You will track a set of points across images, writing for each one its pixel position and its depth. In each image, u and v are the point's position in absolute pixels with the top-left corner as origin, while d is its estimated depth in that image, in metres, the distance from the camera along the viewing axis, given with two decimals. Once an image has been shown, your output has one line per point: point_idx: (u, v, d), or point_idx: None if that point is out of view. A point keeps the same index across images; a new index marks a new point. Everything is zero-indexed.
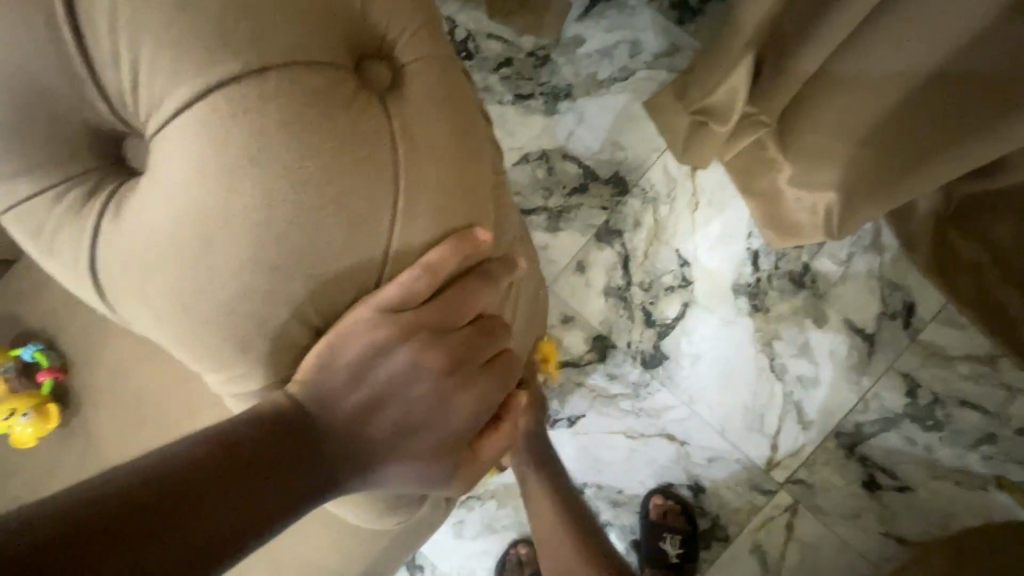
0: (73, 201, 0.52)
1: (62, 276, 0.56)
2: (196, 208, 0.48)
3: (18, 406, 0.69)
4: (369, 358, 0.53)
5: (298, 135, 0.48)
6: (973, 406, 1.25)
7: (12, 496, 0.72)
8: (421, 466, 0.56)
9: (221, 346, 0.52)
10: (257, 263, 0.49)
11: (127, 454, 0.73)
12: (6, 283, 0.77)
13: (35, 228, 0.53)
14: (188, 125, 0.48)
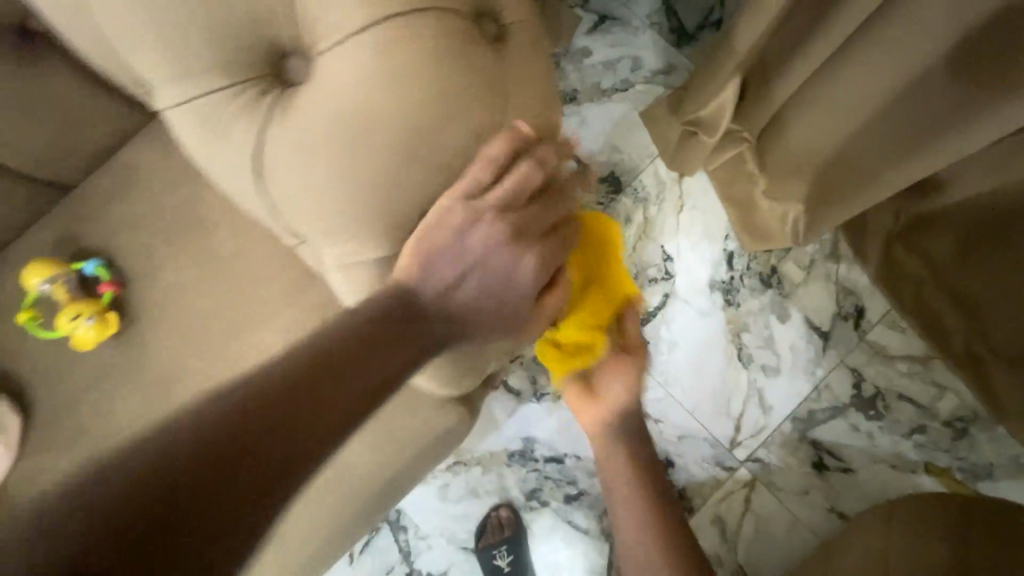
0: (244, 100, 0.63)
1: (220, 160, 0.66)
2: (334, 120, 0.59)
3: (85, 309, 0.75)
4: (451, 238, 0.63)
5: (444, 57, 0.59)
6: (909, 399, 1.43)
7: (65, 394, 0.79)
8: (493, 323, 0.66)
9: (337, 235, 0.64)
10: (396, 153, 0.59)
11: (169, 365, 0.79)
12: (68, 208, 0.84)
13: (197, 133, 0.65)
14: (361, 41, 0.58)
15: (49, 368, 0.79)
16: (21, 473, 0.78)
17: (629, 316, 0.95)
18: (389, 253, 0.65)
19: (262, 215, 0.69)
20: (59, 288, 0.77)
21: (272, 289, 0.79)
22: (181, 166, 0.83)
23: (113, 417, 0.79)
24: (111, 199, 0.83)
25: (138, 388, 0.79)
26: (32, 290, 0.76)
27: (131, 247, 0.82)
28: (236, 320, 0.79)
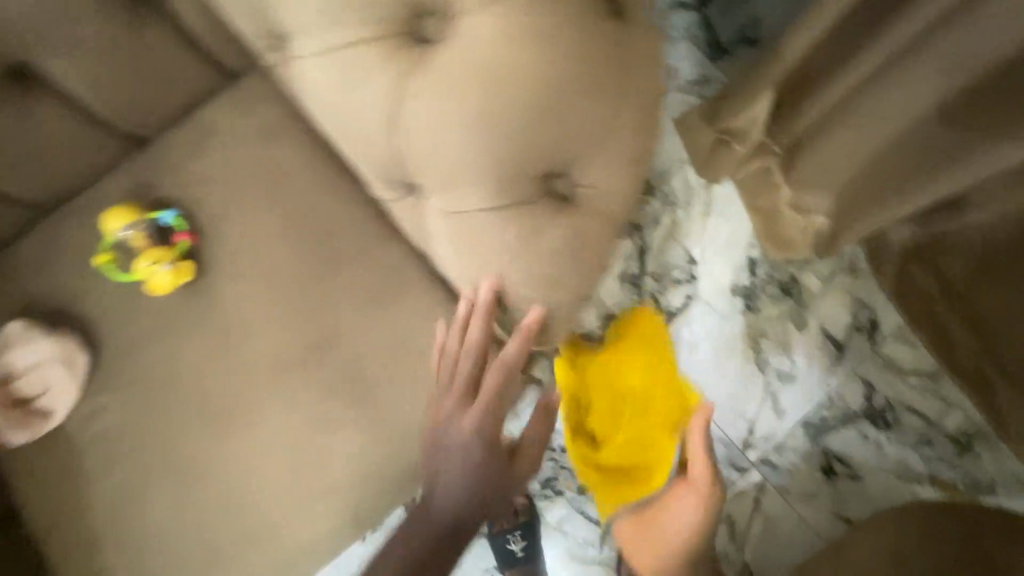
0: (354, 67, 0.53)
1: (347, 143, 0.61)
2: (497, 86, 0.49)
3: (164, 255, 0.79)
4: (441, 447, 0.72)
5: (584, 36, 0.49)
6: (917, 412, 1.47)
7: (130, 337, 0.81)
8: (493, 485, 0.73)
9: (480, 239, 0.56)
10: (532, 141, 0.50)
11: (230, 315, 0.81)
12: (146, 160, 0.87)
13: (319, 89, 0.56)
14: (495, 11, 0.48)
15: (117, 312, 0.82)
16: (85, 411, 0.79)
17: (690, 437, 0.95)
18: (504, 246, 0.55)
19: (382, 189, 0.63)
20: (138, 234, 0.80)
21: (342, 252, 0.82)
22: (259, 126, 0.86)
23: (176, 363, 0.81)
24: (190, 155, 0.87)
25: (203, 337, 0.81)
26: (113, 234, 0.80)
27: (205, 201, 0.85)
28: (305, 277, 0.81)
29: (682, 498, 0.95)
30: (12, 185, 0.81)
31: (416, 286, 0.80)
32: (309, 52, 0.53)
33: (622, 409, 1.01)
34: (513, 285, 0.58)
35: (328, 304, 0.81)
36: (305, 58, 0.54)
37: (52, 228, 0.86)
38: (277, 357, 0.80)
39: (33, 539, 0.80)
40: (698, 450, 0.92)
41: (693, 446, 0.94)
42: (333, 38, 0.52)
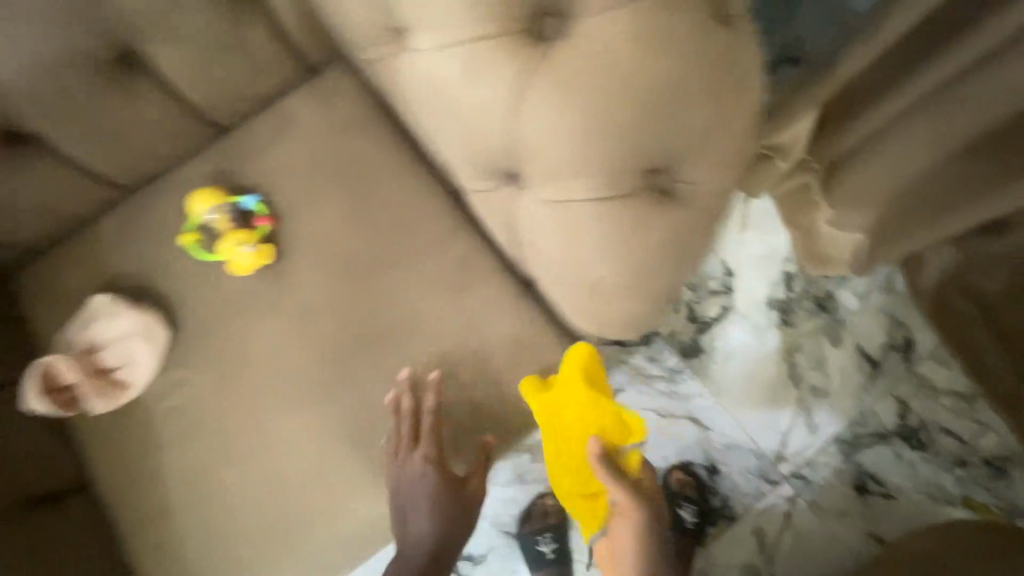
0: (470, 61, 0.55)
1: (449, 135, 0.64)
2: (614, 82, 0.51)
3: (248, 237, 0.82)
4: (396, 491, 0.77)
5: (700, 40, 0.51)
6: (951, 433, 1.47)
7: (211, 316, 0.85)
8: (446, 515, 0.77)
9: (579, 228, 0.58)
10: (643, 136, 0.52)
11: (309, 300, 0.85)
12: (228, 148, 0.91)
13: (432, 84, 0.59)
14: (617, 14, 0.51)
15: (198, 293, 0.85)
16: (161, 388, 0.82)
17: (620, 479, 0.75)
18: (603, 237, 0.57)
19: (477, 181, 0.66)
20: (221, 218, 0.83)
21: (416, 244, 0.85)
22: (339, 122, 0.90)
23: (254, 344, 0.84)
24: (270, 144, 0.90)
25: (281, 321, 0.85)
26: (197, 217, 0.83)
27: (285, 190, 0.89)
28: (379, 268, 0.85)
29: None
30: (101, 167, 0.84)
31: (486, 280, 0.84)
32: (430, 50, 0.57)
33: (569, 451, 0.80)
34: (607, 275, 0.59)
35: (401, 293, 0.84)
36: (424, 55, 0.58)
37: (134, 209, 0.89)
38: (351, 342, 0.84)
39: (104, 509, 0.82)
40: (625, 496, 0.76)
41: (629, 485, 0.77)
42: (454, 35, 0.55)
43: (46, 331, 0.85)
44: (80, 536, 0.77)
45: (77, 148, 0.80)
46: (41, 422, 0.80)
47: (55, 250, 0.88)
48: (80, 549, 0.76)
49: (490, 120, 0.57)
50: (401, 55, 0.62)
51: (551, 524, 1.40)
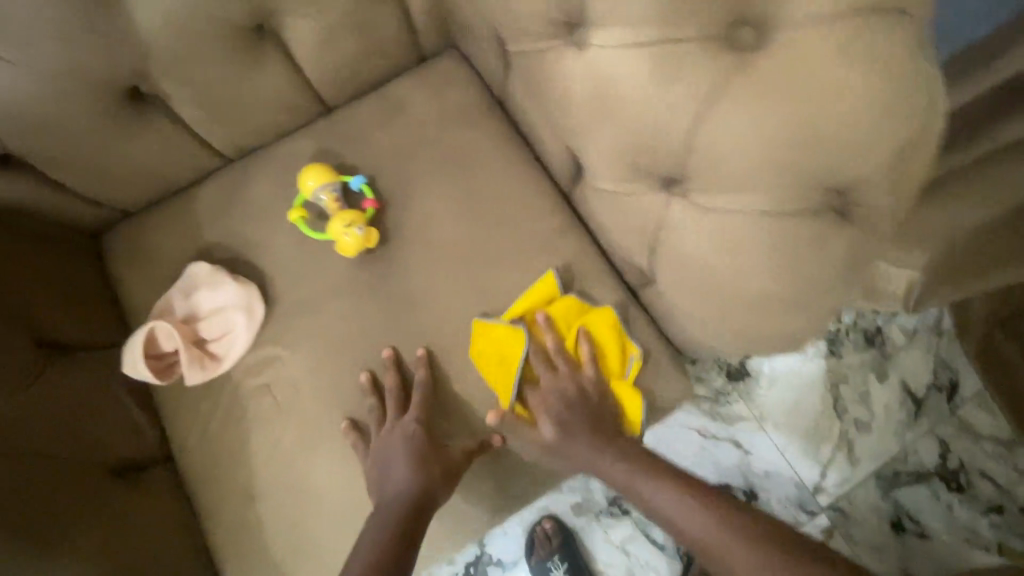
0: (660, 63, 0.53)
1: (606, 136, 0.62)
2: (819, 99, 0.50)
3: (357, 218, 0.79)
4: (376, 451, 0.75)
5: (906, 63, 0.50)
6: (991, 478, 1.45)
7: (307, 294, 0.82)
8: (422, 474, 0.72)
9: (742, 241, 0.57)
10: (840, 152, 0.51)
11: (409, 287, 0.83)
12: (335, 126, 0.89)
13: (608, 82, 0.57)
14: (828, 29, 0.50)
15: (295, 269, 0.83)
16: (253, 364, 0.79)
17: (536, 393, 0.79)
18: (768, 252, 0.57)
19: (623, 185, 0.65)
20: (332, 196, 0.81)
21: (524, 241, 0.84)
22: (451, 111, 0.89)
23: (349, 327, 0.81)
24: (378, 126, 0.89)
25: (378, 304, 0.82)
26: (309, 192, 0.81)
27: (390, 173, 0.87)
28: (483, 261, 0.84)
29: (641, 480, 0.74)
30: (212, 134, 0.81)
31: (591, 283, 0.83)
32: (617, 49, 0.55)
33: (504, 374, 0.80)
34: (765, 288, 0.59)
35: (507, 288, 0.83)
36: (608, 53, 0.56)
37: (234, 180, 0.87)
38: (451, 335, 0.82)
39: (184, 483, 0.79)
40: (567, 392, 0.78)
41: (559, 381, 0.79)
42: (649, 34, 0.53)
43: (135, 295, 0.83)
44: (164, 510, 0.74)
45: (189, 111, 0.76)
46: (127, 390, 0.77)
47: (148, 213, 0.86)
48: (164, 524, 0.73)
49: (670, 125, 0.55)
50: (573, 54, 0.60)
51: (558, 546, 1.24)
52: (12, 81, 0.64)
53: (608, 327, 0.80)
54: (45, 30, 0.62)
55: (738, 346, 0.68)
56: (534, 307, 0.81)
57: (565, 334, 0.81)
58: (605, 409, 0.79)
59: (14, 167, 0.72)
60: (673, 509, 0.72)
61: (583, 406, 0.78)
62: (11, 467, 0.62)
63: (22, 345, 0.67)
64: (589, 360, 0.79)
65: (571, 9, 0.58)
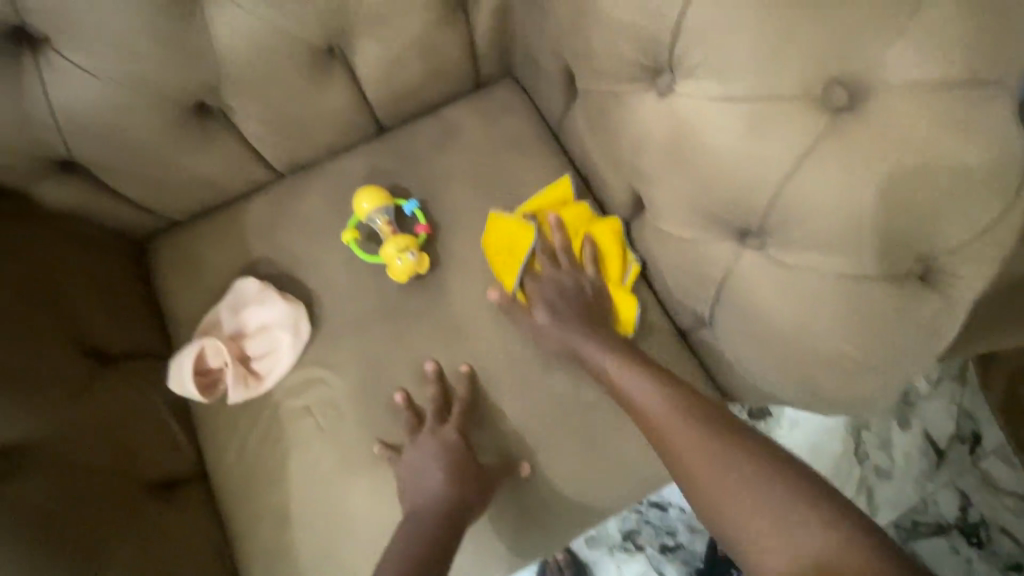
0: (750, 121, 0.53)
1: (681, 184, 0.61)
2: (915, 167, 0.50)
3: (411, 243, 0.78)
4: (411, 465, 0.73)
5: (1002, 138, 0.50)
6: (1011, 535, 1.22)
7: (352, 316, 0.81)
8: (457, 487, 0.70)
9: (822, 296, 0.56)
10: (927, 221, 0.51)
11: (456, 315, 0.81)
12: (389, 148, 0.89)
13: (692, 132, 0.57)
14: (927, 98, 0.49)
15: (342, 290, 0.82)
16: (294, 385, 0.78)
17: (535, 280, 0.79)
18: (848, 313, 0.56)
19: (693, 232, 0.64)
20: (386, 220, 0.81)
21: None
22: (505, 139, 0.88)
23: (393, 352, 0.80)
24: (432, 151, 0.88)
25: (424, 330, 0.81)
26: (363, 214, 0.80)
27: (442, 199, 0.86)
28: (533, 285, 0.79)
29: (630, 378, 0.69)
30: (269, 149, 0.80)
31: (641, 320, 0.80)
32: (706, 100, 0.55)
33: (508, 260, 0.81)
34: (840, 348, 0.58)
35: None
36: (694, 104, 0.56)
37: (284, 195, 0.86)
38: (496, 367, 0.80)
39: (213, 501, 0.77)
40: (565, 285, 0.78)
41: (560, 275, 0.79)
42: (742, 91, 0.53)
43: (177, 304, 0.82)
44: (194, 530, 0.71)
45: (253, 127, 0.76)
46: (166, 404, 0.76)
47: (196, 222, 0.85)
48: (191, 546, 0.70)
49: (755, 178, 0.55)
50: (657, 101, 0.61)
51: None
52: (90, 90, 0.62)
53: (612, 235, 0.79)
54: (130, 42, 0.60)
55: (799, 402, 0.67)
56: (547, 208, 0.83)
57: (572, 234, 0.81)
58: (600, 307, 0.78)
59: (70, 172, 0.70)
60: (658, 408, 0.66)
61: (577, 298, 0.78)
62: (46, 476, 0.59)
63: (72, 352, 0.67)
64: (590, 260, 0.79)
65: (663, 57, 0.57)
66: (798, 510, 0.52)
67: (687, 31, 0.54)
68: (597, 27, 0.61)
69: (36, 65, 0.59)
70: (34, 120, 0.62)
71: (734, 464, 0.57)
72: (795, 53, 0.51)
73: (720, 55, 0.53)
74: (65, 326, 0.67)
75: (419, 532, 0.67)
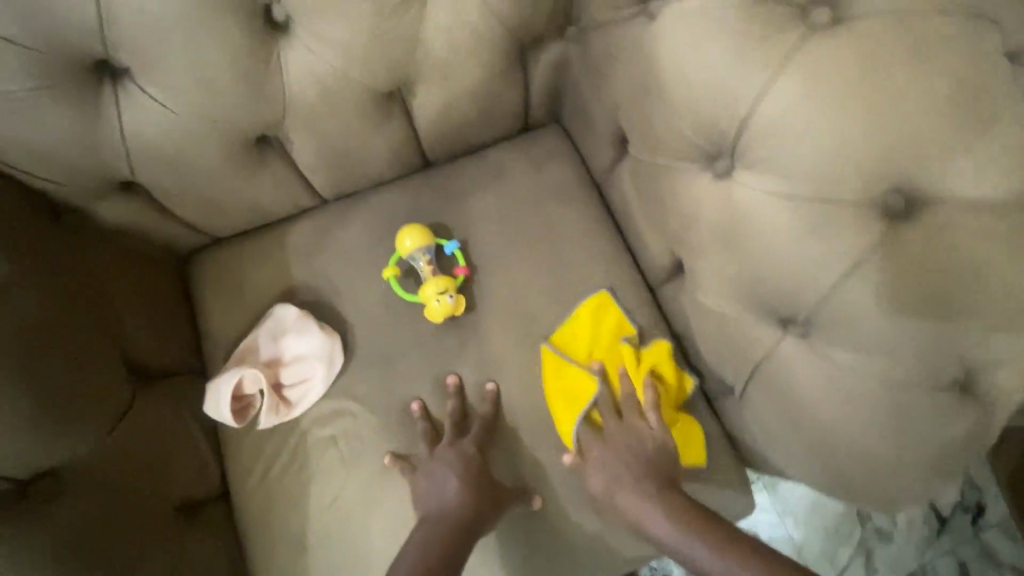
0: (807, 219, 0.54)
1: (728, 266, 0.63)
2: (976, 284, 0.50)
3: (449, 286, 0.80)
4: (427, 471, 0.75)
5: None
6: None
7: (384, 350, 0.82)
8: (472, 498, 0.72)
9: (862, 390, 0.57)
10: (979, 336, 0.51)
11: (486, 358, 0.82)
12: (433, 185, 0.90)
13: (751, 219, 0.58)
14: (992, 216, 0.49)
15: (376, 323, 0.83)
16: (323, 414, 0.79)
17: (598, 438, 0.76)
18: (886, 412, 0.56)
19: (737, 310, 0.65)
20: (427, 261, 0.82)
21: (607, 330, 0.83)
22: (547, 186, 0.89)
23: (421, 391, 0.81)
24: (476, 192, 0.89)
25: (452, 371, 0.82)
26: (405, 251, 0.82)
27: (481, 240, 0.87)
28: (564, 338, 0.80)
29: (695, 544, 0.64)
30: (319, 180, 0.81)
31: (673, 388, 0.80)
32: (768, 193, 0.56)
33: (573, 415, 0.78)
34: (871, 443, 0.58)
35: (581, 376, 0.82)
36: (755, 194, 0.57)
37: (327, 222, 0.88)
38: (523, 414, 0.81)
39: (233, 519, 0.78)
40: (629, 440, 0.74)
41: (626, 432, 0.75)
42: (802, 190, 0.54)
43: (214, 321, 0.83)
44: (218, 548, 0.73)
45: (306, 161, 0.77)
46: (198, 423, 0.77)
47: (240, 241, 0.87)
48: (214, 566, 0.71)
49: (808, 272, 0.56)
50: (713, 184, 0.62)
51: None
52: (161, 122, 0.63)
53: (669, 367, 0.79)
54: (206, 82, 0.61)
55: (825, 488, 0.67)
56: (600, 351, 0.82)
57: (631, 377, 0.79)
58: (671, 464, 0.73)
59: (129, 191, 0.71)
60: (719, 570, 0.61)
61: (645, 456, 0.73)
62: (102, 493, 0.62)
63: (117, 369, 0.68)
64: (651, 405, 0.75)
65: (725, 144, 0.58)
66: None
67: (757, 127, 0.54)
68: (662, 105, 0.62)
69: (114, 97, 0.61)
70: (104, 147, 0.63)
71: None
72: (866, 160, 0.51)
73: (784, 154, 0.54)
74: (114, 343, 0.69)
75: (434, 534, 0.68)
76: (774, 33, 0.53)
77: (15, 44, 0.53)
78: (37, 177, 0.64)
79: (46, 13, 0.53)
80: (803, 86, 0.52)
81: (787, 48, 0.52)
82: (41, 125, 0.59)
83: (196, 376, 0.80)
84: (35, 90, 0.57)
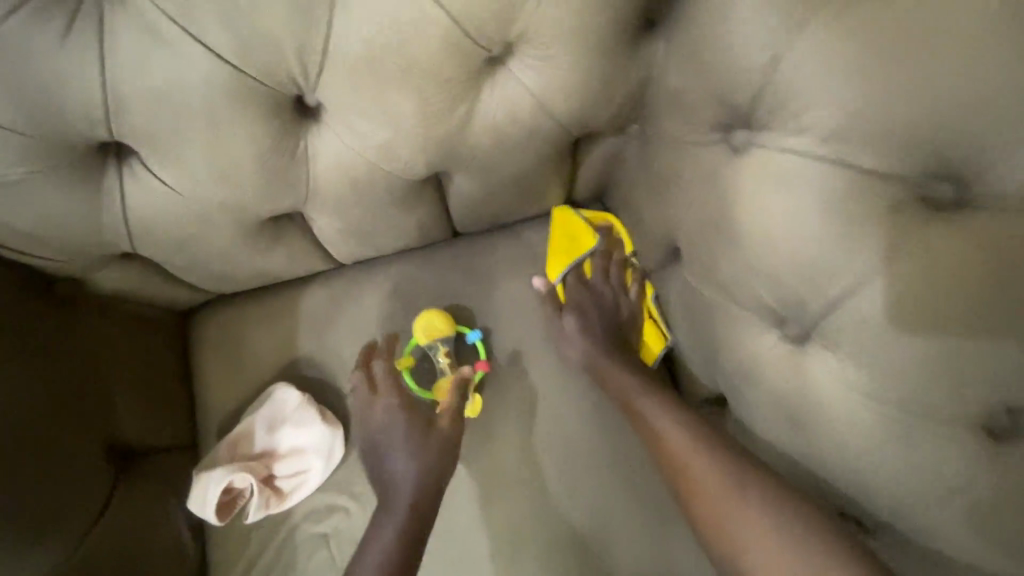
0: (903, 421, 0.48)
1: (791, 433, 0.55)
2: None
3: (466, 387, 0.72)
4: (372, 444, 0.70)
5: None
6: None
7: None
8: (414, 453, 0.68)
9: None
10: None
11: (497, 468, 0.72)
12: (457, 255, 0.80)
13: (827, 403, 0.51)
14: None
15: None
16: (316, 508, 0.73)
17: (579, 285, 0.74)
18: None
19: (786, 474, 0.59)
20: (444, 352, 0.75)
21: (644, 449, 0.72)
22: None
23: None
24: (505, 269, 0.80)
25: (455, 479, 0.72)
26: (422, 337, 0.75)
27: (505, 329, 0.78)
28: (585, 459, 0.72)
29: (676, 426, 0.64)
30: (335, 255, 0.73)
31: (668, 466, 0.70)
32: (851, 381, 0.49)
33: (561, 251, 0.75)
34: None
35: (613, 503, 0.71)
36: (832, 378, 0.50)
37: (340, 291, 0.80)
38: (536, 539, 0.70)
39: None
40: (601, 304, 0.73)
41: (605, 287, 0.74)
42: (897, 387, 0.47)
43: (211, 391, 0.77)
44: None
45: (324, 236, 0.70)
46: (184, 509, 0.71)
47: (244, 301, 0.80)
48: None
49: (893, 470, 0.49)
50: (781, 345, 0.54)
51: None
52: (168, 206, 0.57)
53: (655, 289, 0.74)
54: (223, 171, 0.54)
55: None
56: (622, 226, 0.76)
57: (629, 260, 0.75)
58: (627, 336, 0.73)
59: (128, 261, 0.66)
60: (702, 465, 0.60)
61: (610, 321, 0.73)
62: None
63: (99, 458, 0.63)
64: (637, 286, 0.74)
65: (805, 315, 0.51)
66: (786, 512, 0.55)
67: (845, 311, 0.48)
68: (735, 251, 0.53)
69: (120, 176, 0.55)
70: (106, 229, 0.58)
71: (746, 499, 0.57)
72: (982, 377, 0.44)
73: (880, 348, 0.46)
74: (84, 432, 0.62)
75: (393, 501, 0.66)
76: (889, 211, 0.44)
77: (14, 131, 0.48)
78: (29, 256, 0.58)
79: (50, 101, 0.47)
80: (919, 278, 0.44)
81: (905, 231, 0.44)
82: (39, 208, 0.53)
83: (189, 453, 0.75)
84: (33, 173, 0.51)
